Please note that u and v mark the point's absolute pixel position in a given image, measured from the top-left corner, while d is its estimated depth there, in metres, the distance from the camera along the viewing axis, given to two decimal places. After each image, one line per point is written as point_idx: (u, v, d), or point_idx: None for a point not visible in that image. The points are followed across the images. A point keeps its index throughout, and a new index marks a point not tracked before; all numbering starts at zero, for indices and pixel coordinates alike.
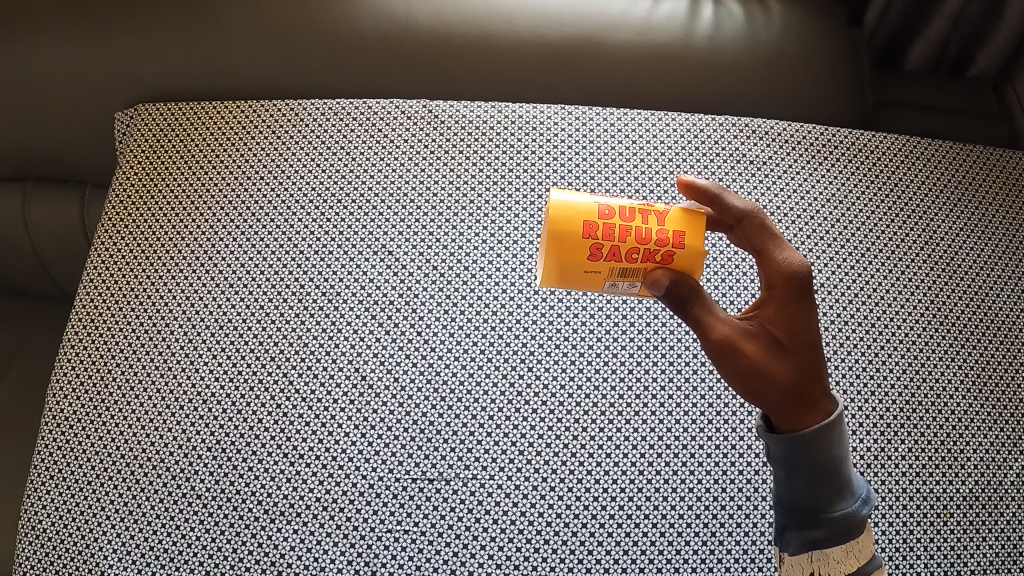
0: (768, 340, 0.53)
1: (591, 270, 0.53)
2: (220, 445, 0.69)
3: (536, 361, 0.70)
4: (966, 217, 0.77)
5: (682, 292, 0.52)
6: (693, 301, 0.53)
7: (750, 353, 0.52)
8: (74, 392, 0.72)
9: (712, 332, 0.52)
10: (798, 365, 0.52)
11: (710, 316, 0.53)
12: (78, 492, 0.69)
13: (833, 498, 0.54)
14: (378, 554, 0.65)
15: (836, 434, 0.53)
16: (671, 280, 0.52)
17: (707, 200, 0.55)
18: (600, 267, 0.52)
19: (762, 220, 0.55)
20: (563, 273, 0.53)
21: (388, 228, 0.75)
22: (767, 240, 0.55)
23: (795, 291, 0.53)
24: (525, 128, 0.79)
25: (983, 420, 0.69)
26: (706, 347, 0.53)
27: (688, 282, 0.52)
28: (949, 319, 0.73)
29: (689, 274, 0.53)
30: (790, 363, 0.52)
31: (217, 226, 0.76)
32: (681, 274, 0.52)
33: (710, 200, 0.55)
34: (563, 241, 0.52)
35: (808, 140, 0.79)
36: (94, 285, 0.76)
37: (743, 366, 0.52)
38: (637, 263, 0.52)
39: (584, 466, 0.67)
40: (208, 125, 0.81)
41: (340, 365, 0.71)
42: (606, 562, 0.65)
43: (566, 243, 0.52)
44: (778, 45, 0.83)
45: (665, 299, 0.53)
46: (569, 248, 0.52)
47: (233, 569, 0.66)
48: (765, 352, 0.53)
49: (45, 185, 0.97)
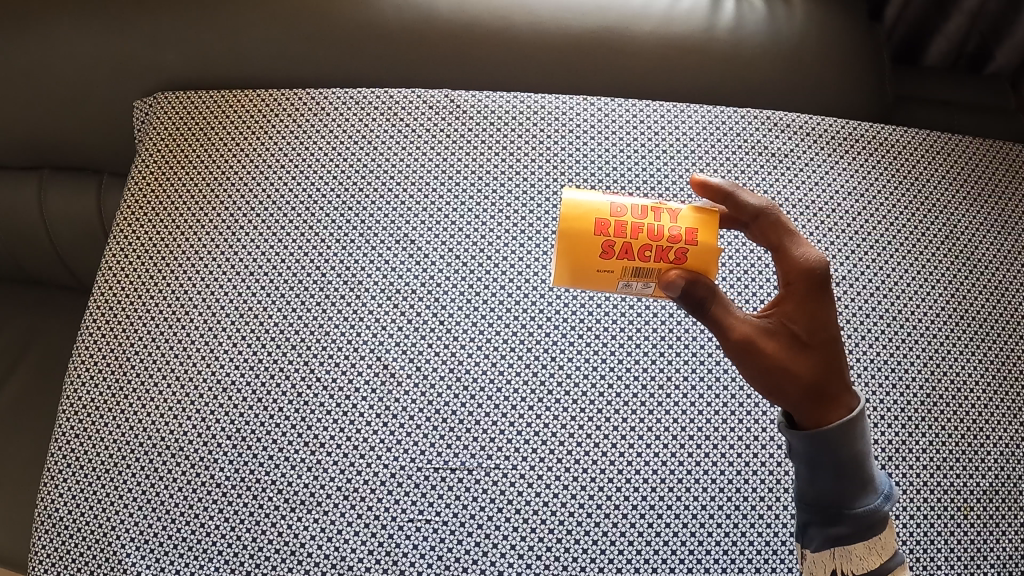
0: (788, 338, 0.52)
1: (603, 269, 0.51)
2: (240, 434, 0.69)
3: (557, 351, 0.70)
4: (987, 211, 0.77)
5: (698, 294, 0.50)
6: (711, 302, 0.51)
7: (771, 352, 0.51)
8: (93, 381, 0.72)
9: (733, 332, 0.51)
10: (819, 362, 0.52)
11: (729, 315, 0.52)
12: (97, 480, 0.69)
13: (855, 494, 0.54)
14: (399, 544, 0.65)
15: (859, 430, 0.52)
16: (687, 281, 0.50)
17: (721, 198, 0.55)
18: (613, 265, 0.51)
19: (778, 216, 0.54)
20: (575, 271, 0.52)
21: (408, 218, 0.75)
22: (783, 236, 0.54)
23: (811, 287, 0.52)
24: (547, 119, 0.79)
25: (1003, 414, 0.69)
26: (726, 347, 0.52)
27: (704, 282, 0.50)
28: (969, 313, 0.72)
29: (704, 274, 0.51)
30: (811, 360, 0.52)
31: (236, 215, 0.76)
32: (695, 274, 0.50)
33: (725, 198, 0.55)
34: (573, 237, 0.51)
35: (830, 133, 0.79)
36: (113, 274, 0.75)
37: (765, 365, 0.51)
38: (650, 263, 0.51)
39: (605, 458, 0.67)
40: (228, 114, 0.81)
41: (360, 354, 0.70)
42: (629, 555, 0.65)
43: (577, 240, 0.51)
44: (800, 38, 0.83)
45: (681, 301, 0.51)
46: (580, 245, 0.51)
47: (254, 558, 0.66)
48: (786, 350, 0.52)
49: (61, 174, 0.97)
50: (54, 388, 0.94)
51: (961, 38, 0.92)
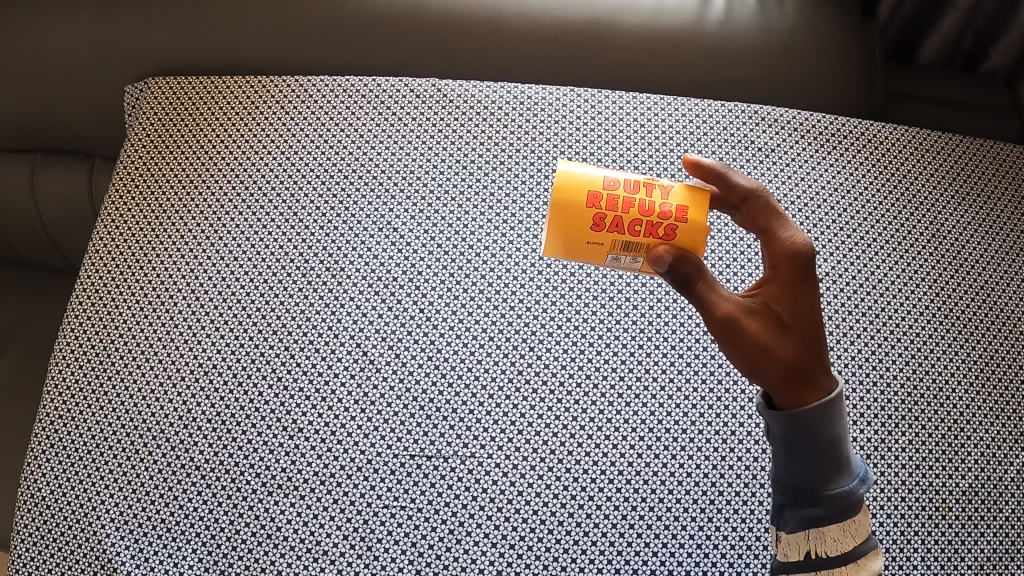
0: (770, 319, 0.52)
1: (596, 237, 0.51)
2: (220, 417, 0.69)
3: (538, 341, 0.70)
4: (974, 211, 0.76)
5: (685, 270, 0.50)
6: (697, 280, 0.51)
7: (754, 331, 0.51)
8: (76, 361, 0.72)
9: (717, 309, 0.51)
10: (801, 345, 0.52)
11: (714, 293, 0.52)
12: (78, 460, 0.69)
13: (832, 475, 0.53)
14: (374, 530, 0.65)
15: (836, 412, 0.52)
16: (675, 257, 0.50)
17: (713, 178, 0.55)
18: (605, 235, 0.51)
19: (766, 201, 0.54)
20: (567, 240, 0.52)
21: (393, 205, 0.75)
22: (777, 221, 0.54)
23: (799, 272, 0.52)
24: (533, 108, 0.78)
25: (984, 415, 0.69)
26: (710, 325, 0.52)
27: (691, 260, 0.50)
28: (953, 314, 0.72)
29: (692, 251, 0.51)
30: (792, 343, 0.52)
31: (222, 199, 0.76)
32: (684, 252, 0.50)
33: (716, 177, 0.55)
34: (566, 208, 0.51)
35: (818, 129, 0.79)
36: (99, 255, 0.76)
37: (745, 341, 0.51)
38: (639, 238, 0.51)
39: (583, 448, 0.67)
40: (217, 98, 0.81)
41: (341, 341, 0.70)
42: (603, 546, 0.65)
43: (570, 211, 0.51)
44: (791, 33, 0.83)
45: (669, 277, 0.51)
46: (574, 214, 0.51)
47: (230, 542, 0.66)
48: (767, 331, 0.52)
49: (54, 156, 0.97)
50: (35, 393, 0.93)
51: (956, 37, 0.92)
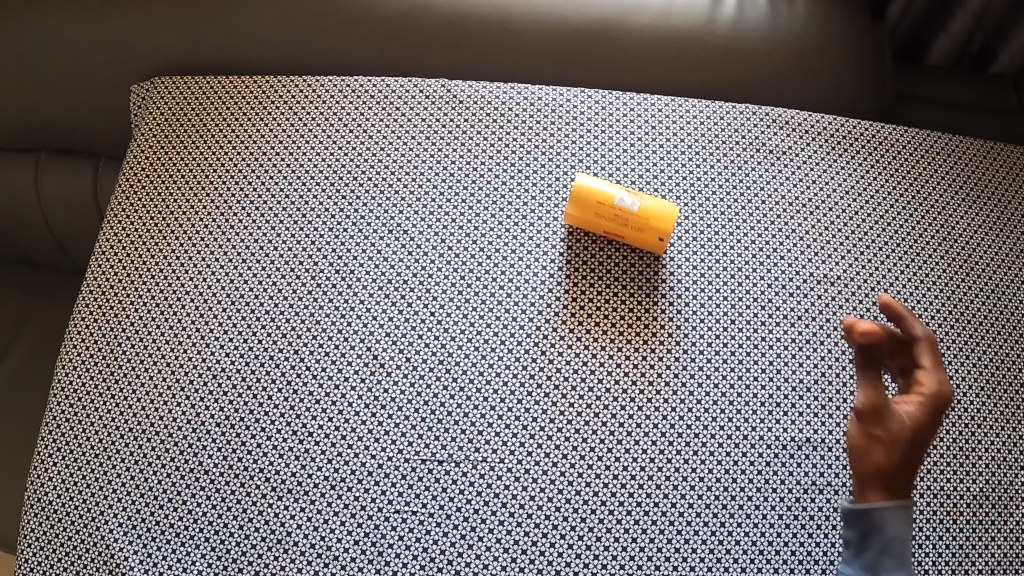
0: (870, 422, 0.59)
1: (595, 224, 0.72)
2: (229, 421, 0.68)
3: (549, 345, 0.69)
4: (986, 213, 0.76)
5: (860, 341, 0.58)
6: (862, 358, 0.59)
7: (874, 430, 0.59)
8: (84, 364, 0.72)
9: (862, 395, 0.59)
10: (900, 458, 0.58)
11: (867, 374, 0.59)
12: (86, 464, 0.69)
13: (874, 552, 0.59)
14: (385, 535, 0.65)
15: (892, 510, 0.59)
16: (863, 339, 0.58)
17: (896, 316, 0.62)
18: (602, 216, 0.71)
19: (933, 349, 0.60)
20: (579, 221, 0.72)
21: (402, 207, 0.74)
22: (929, 356, 0.59)
23: (885, 402, 0.59)
24: (542, 110, 0.78)
25: (995, 419, 0.69)
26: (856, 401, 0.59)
27: (867, 339, 0.58)
28: (965, 317, 0.72)
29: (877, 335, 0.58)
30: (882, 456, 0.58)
31: (230, 201, 0.76)
32: (872, 338, 0.58)
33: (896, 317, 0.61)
34: (578, 206, 0.71)
35: (830, 130, 0.78)
36: (106, 257, 0.75)
37: (868, 433, 0.59)
38: None
39: (594, 453, 0.67)
40: (224, 99, 0.80)
41: (351, 344, 0.70)
42: (615, 551, 0.65)
43: (581, 204, 0.71)
44: (801, 34, 0.82)
45: (856, 350, 0.59)
46: (586, 215, 0.72)
47: (240, 546, 0.66)
48: (872, 438, 0.59)
49: (59, 156, 0.97)
50: (41, 394, 0.93)
51: (965, 37, 0.92)
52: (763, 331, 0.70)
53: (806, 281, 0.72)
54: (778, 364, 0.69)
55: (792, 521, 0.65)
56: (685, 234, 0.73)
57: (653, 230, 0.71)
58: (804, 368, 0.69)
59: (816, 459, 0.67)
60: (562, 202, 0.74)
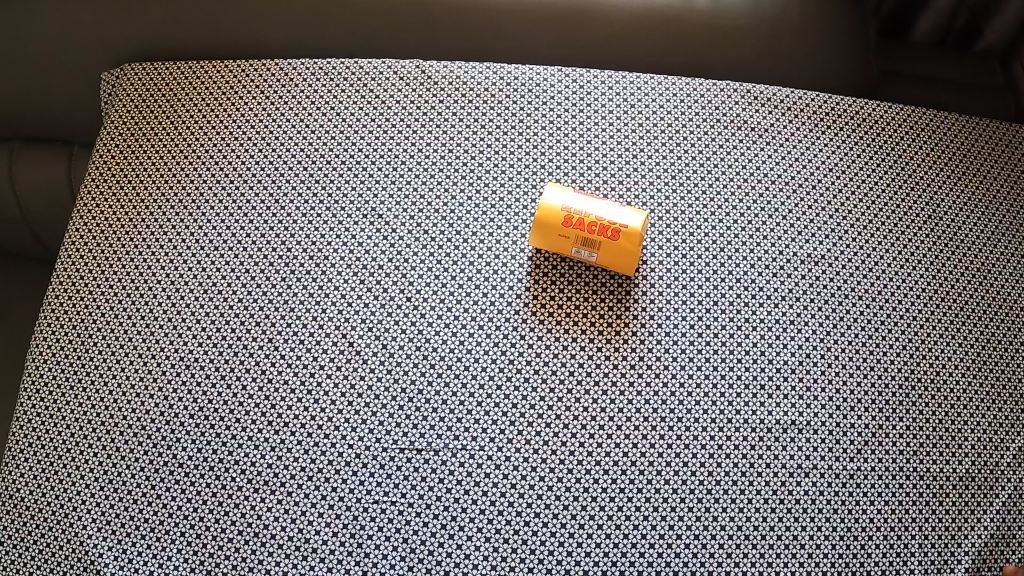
0: None
1: (563, 238, 0.68)
2: (202, 413, 0.67)
3: (528, 329, 0.68)
4: (972, 189, 0.74)
5: None
6: None
7: None
8: (54, 357, 0.70)
9: None
10: None
11: None
12: (57, 459, 0.67)
13: None
14: (364, 525, 0.64)
15: None
16: None
17: None
18: (572, 229, 0.68)
19: None
20: (544, 237, 0.69)
21: (377, 190, 0.73)
22: None
23: None
24: (520, 89, 0.76)
25: (981, 399, 0.68)
26: None
27: None
28: (950, 296, 0.70)
29: None
30: None
31: (202, 188, 0.74)
32: None
33: None
34: (546, 216, 0.69)
35: (813, 106, 0.76)
36: (76, 246, 0.73)
37: None
38: (592, 241, 0.68)
39: (576, 440, 0.65)
40: (195, 84, 0.78)
41: (326, 331, 0.69)
42: (598, 538, 0.64)
43: (549, 215, 0.68)
44: (783, 9, 0.81)
45: None
46: (554, 222, 0.68)
47: (215, 540, 0.64)
48: None
49: (33, 143, 0.95)
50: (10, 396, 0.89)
51: (949, 12, 0.91)
52: (746, 312, 0.68)
53: (790, 261, 0.70)
54: (763, 345, 0.68)
55: (778, 506, 0.64)
56: (666, 215, 0.72)
57: (624, 241, 0.68)
58: (789, 350, 0.68)
59: (802, 442, 0.65)
60: (540, 184, 0.73)
